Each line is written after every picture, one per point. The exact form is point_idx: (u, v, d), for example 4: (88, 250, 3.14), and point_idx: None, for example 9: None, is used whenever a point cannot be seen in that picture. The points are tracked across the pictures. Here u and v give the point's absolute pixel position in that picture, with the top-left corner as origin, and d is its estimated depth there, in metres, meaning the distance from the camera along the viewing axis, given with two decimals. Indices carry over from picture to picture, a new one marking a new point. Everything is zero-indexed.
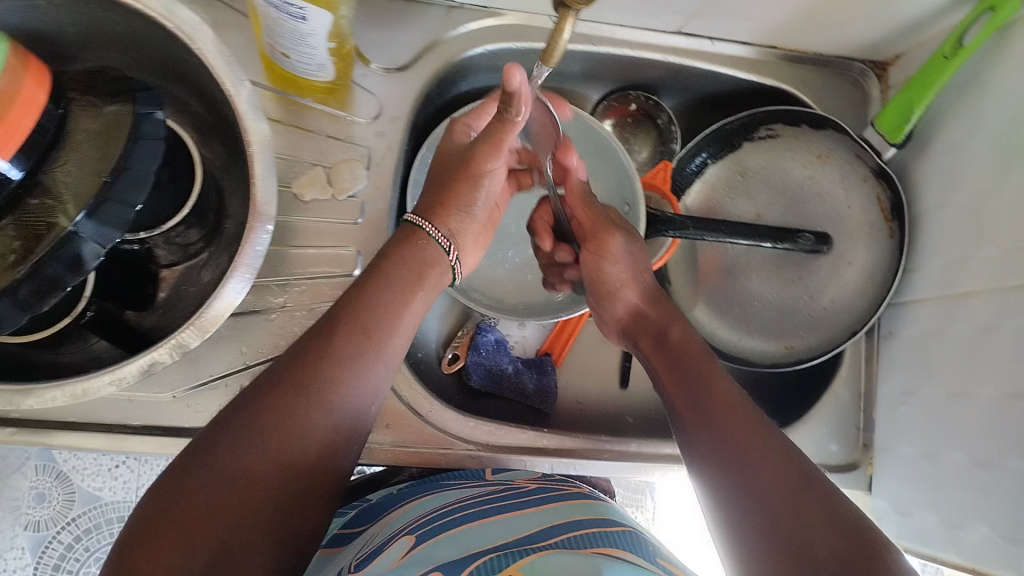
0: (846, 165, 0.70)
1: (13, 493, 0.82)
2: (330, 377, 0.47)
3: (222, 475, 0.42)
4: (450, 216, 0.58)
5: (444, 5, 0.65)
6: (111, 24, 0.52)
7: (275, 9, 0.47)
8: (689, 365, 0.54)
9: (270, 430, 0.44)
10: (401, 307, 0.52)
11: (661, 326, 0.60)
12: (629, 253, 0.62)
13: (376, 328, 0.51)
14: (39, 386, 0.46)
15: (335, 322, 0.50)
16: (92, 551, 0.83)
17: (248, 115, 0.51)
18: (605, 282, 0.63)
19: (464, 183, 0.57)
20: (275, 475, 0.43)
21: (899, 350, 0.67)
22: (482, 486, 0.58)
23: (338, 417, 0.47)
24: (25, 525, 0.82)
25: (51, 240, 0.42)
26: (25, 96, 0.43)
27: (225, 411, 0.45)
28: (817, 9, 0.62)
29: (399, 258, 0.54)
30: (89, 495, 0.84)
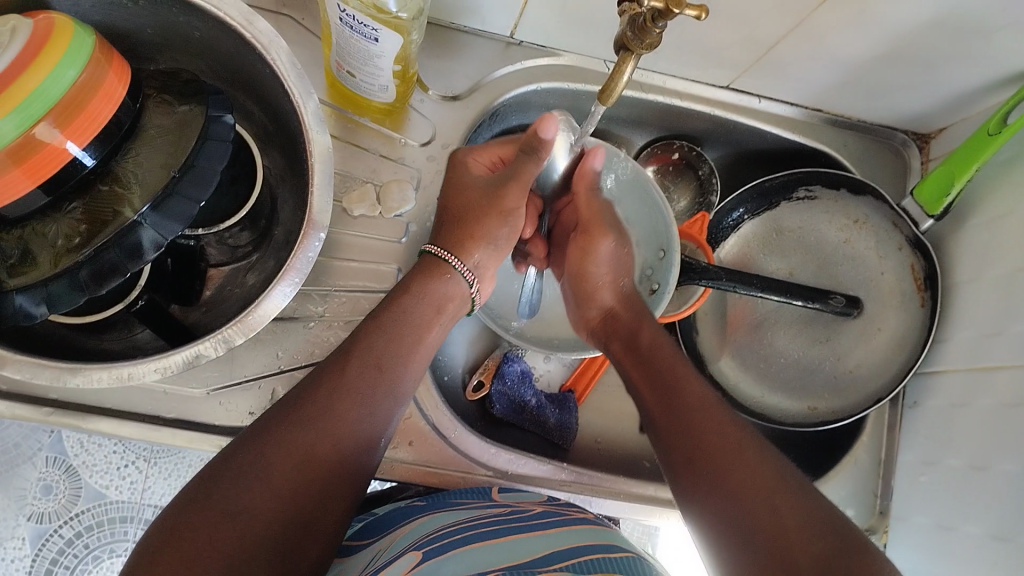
0: (882, 233, 0.71)
1: (20, 483, 0.81)
2: (341, 405, 0.48)
3: (225, 509, 0.42)
4: (472, 247, 0.60)
5: (503, 40, 0.67)
6: (190, 29, 0.54)
7: (349, 28, 0.49)
8: (662, 372, 0.56)
9: (274, 463, 0.45)
10: (416, 340, 0.54)
11: (635, 325, 0.63)
12: (616, 254, 0.68)
13: (388, 360, 0.52)
14: (88, 366, 0.48)
15: (347, 355, 0.51)
16: (91, 549, 0.82)
17: (313, 127, 0.53)
18: (593, 281, 0.67)
19: (496, 218, 0.61)
20: (278, 505, 0.44)
21: (922, 419, 0.67)
22: (488, 507, 0.57)
23: (346, 449, 0.48)
24: (28, 516, 0.81)
25: (115, 227, 0.44)
26: (106, 89, 0.45)
27: (229, 448, 0.46)
28: (867, 77, 0.63)
29: (419, 292, 0.56)
30: (95, 492, 0.82)
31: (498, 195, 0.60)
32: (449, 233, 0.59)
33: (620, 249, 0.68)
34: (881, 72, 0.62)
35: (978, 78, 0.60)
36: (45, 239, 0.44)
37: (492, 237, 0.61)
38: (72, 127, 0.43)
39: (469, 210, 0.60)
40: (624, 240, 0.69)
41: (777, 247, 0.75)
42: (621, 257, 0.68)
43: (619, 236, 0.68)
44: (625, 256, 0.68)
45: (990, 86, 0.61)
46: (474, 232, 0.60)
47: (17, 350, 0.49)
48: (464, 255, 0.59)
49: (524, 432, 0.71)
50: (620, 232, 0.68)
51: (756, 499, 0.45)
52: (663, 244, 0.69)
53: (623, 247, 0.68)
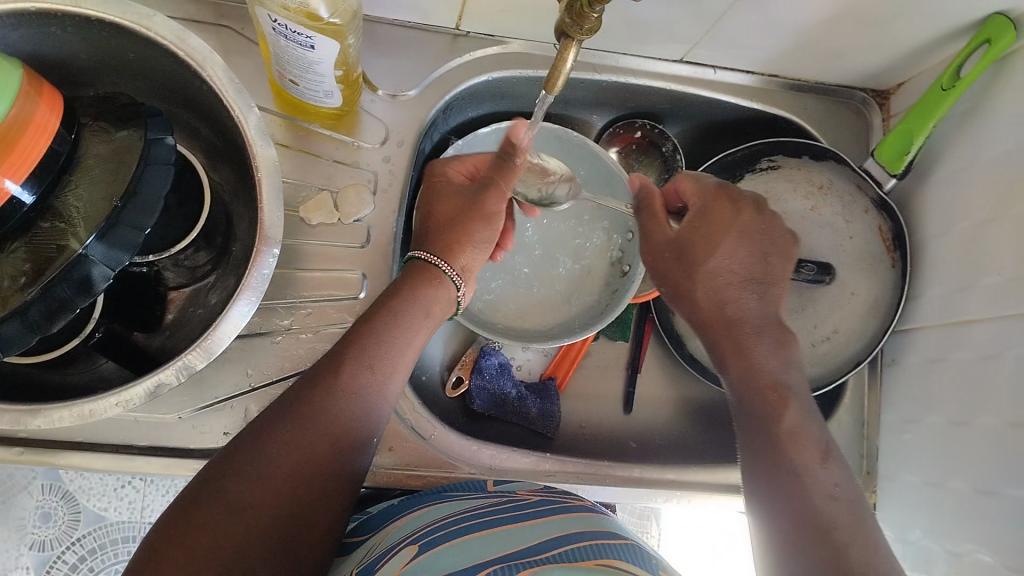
0: (847, 197, 0.70)
1: (19, 513, 0.80)
2: (334, 410, 0.47)
3: (228, 507, 0.41)
4: (461, 253, 0.58)
5: (450, 33, 0.66)
6: (125, 51, 0.53)
7: (283, 38, 0.48)
8: (755, 402, 0.51)
9: (274, 463, 0.44)
10: (410, 340, 0.53)
11: (732, 345, 0.54)
12: (685, 263, 0.56)
13: (382, 360, 0.50)
14: (48, 406, 0.47)
15: (340, 358, 0.49)
16: (96, 572, 0.81)
17: (256, 140, 0.52)
18: (681, 290, 0.57)
19: (477, 219, 0.59)
20: (279, 506, 0.43)
21: (901, 378, 0.67)
22: (483, 498, 0.57)
23: (342, 452, 0.47)
24: (30, 544, 0.80)
25: (62, 261, 0.43)
26: (38, 121, 0.44)
27: (228, 449, 0.45)
28: (820, 39, 0.63)
29: (412, 292, 0.54)
30: (94, 515, 0.82)
31: (480, 200, 0.59)
32: (435, 239, 0.57)
33: (696, 264, 0.56)
34: (833, 34, 0.61)
35: (930, 31, 0.60)
36: None
37: (478, 240, 0.59)
38: (6, 164, 0.42)
39: (455, 216, 0.58)
40: (699, 244, 0.56)
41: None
42: (687, 271, 0.56)
43: (694, 243, 0.56)
44: (729, 257, 0.55)
45: (942, 38, 0.60)
46: (461, 236, 0.58)
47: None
48: (452, 258, 0.57)
49: (507, 424, 0.71)
50: (710, 229, 0.56)
51: (817, 499, 0.45)
52: (629, 227, 0.72)
53: (718, 246, 0.55)
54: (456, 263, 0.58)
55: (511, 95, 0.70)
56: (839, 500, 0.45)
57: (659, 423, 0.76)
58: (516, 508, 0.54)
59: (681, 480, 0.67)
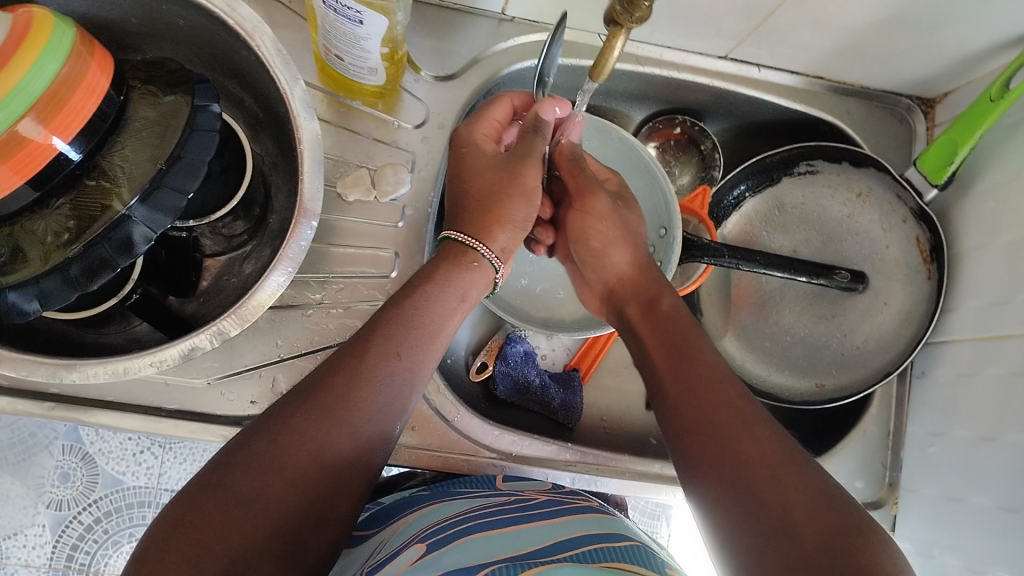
0: (887, 205, 0.70)
1: (39, 471, 0.82)
2: (357, 398, 0.47)
3: (239, 495, 0.42)
4: (497, 232, 0.57)
5: (495, 17, 0.66)
6: (176, 17, 0.54)
7: (334, 11, 0.48)
8: (702, 390, 0.50)
9: (289, 452, 0.44)
10: (437, 327, 0.52)
11: (652, 293, 0.59)
12: (627, 219, 0.63)
13: (408, 348, 0.50)
14: (83, 362, 0.47)
15: (368, 342, 0.49)
16: (111, 534, 0.83)
17: (300, 113, 0.52)
18: (619, 243, 0.62)
19: (519, 198, 0.58)
20: (291, 496, 0.44)
21: (930, 391, 0.66)
22: (493, 496, 0.57)
23: (361, 440, 0.47)
24: (47, 503, 0.81)
25: (104, 221, 0.44)
26: (88, 82, 0.44)
27: (247, 432, 0.45)
28: (868, 42, 0.62)
29: (443, 280, 0.53)
30: (112, 478, 0.83)
31: (516, 172, 0.58)
32: (471, 220, 0.57)
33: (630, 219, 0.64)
34: (882, 37, 0.61)
35: (982, 40, 0.59)
36: (35, 236, 0.44)
37: (515, 219, 0.58)
38: (55, 123, 0.43)
39: (491, 193, 0.57)
40: (629, 207, 0.64)
41: (779, 224, 0.74)
42: (629, 224, 0.63)
43: (628, 206, 0.64)
44: (640, 223, 0.64)
45: (994, 48, 0.60)
46: (499, 216, 0.57)
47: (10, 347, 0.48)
48: (488, 240, 0.57)
49: (528, 412, 0.71)
50: (629, 197, 0.65)
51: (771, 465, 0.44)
52: (664, 223, 0.68)
53: (636, 210, 0.64)
54: (496, 244, 0.58)
55: (552, 84, 0.70)
56: (778, 440, 0.45)
57: None
58: (526, 507, 0.54)
59: None
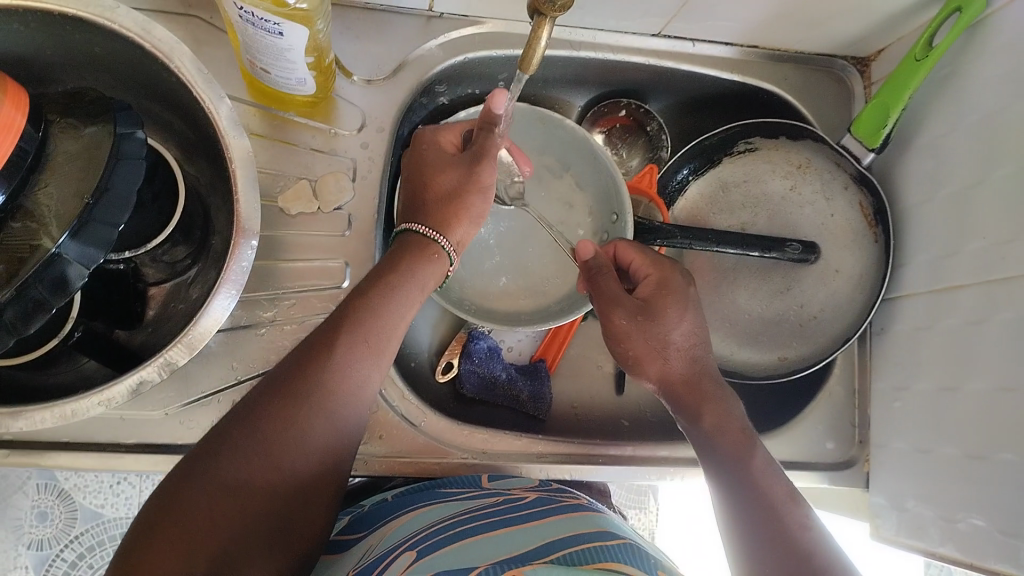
0: (826, 175, 0.70)
1: (16, 513, 0.84)
2: (331, 388, 0.47)
3: (224, 486, 0.42)
4: (456, 227, 0.56)
5: (424, 15, 0.65)
6: (91, 45, 0.52)
7: (251, 25, 0.47)
8: (727, 452, 0.53)
9: (268, 444, 0.44)
10: (405, 313, 0.52)
11: (696, 404, 0.56)
12: (652, 330, 0.57)
13: (379, 334, 0.50)
14: (29, 408, 0.46)
15: (338, 330, 0.49)
16: (95, 567, 0.86)
17: (229, 131, 0.51)
18: (647, 356, 0.58)
19: (477, 195, 0.57)
20: (275, 484, 0.44)
21: (891, 346, 0.66)
22: (485, 496, 0.57)
23: (338, 427, 0.48)
24: (28, 544, 0.84)
25: (36, 261, 0.43)
26: (3, 120, 0.42)
27: (224, 424, 0.45)
28: (798, 7, 0.62)
29: (409, 273, 0.53)
30: (91, 512, 0.86)
31: (474, 175, 0.57)
32: (430, 213, 0.56)
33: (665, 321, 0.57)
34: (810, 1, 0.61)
35: None
36: None
37: (474, 214, 0.57)
38: None
39: (450, 188, 0.56)
40: (661, 311, 0.57)
41: (725, 205, 0.74)
42: (654, 335, 0.57)
43: (658, 309, 0.57)
44: (686, 323, 0.58)
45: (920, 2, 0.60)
46: (459, 211, 0.56)
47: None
48: (448, 233, 0.56)
49: (499, 408, 0.70)
50: (667, 296, 0.58)
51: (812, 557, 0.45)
52: (614, 208, 0.69)
53: (672, 309, 0.57)
54: (453, 237, 0.57)
55: (488, 76, 0.69)
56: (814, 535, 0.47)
57: (650, 401, 0.75)
58: (518, 506, 0.54)
59: (674, 456, 0.67)
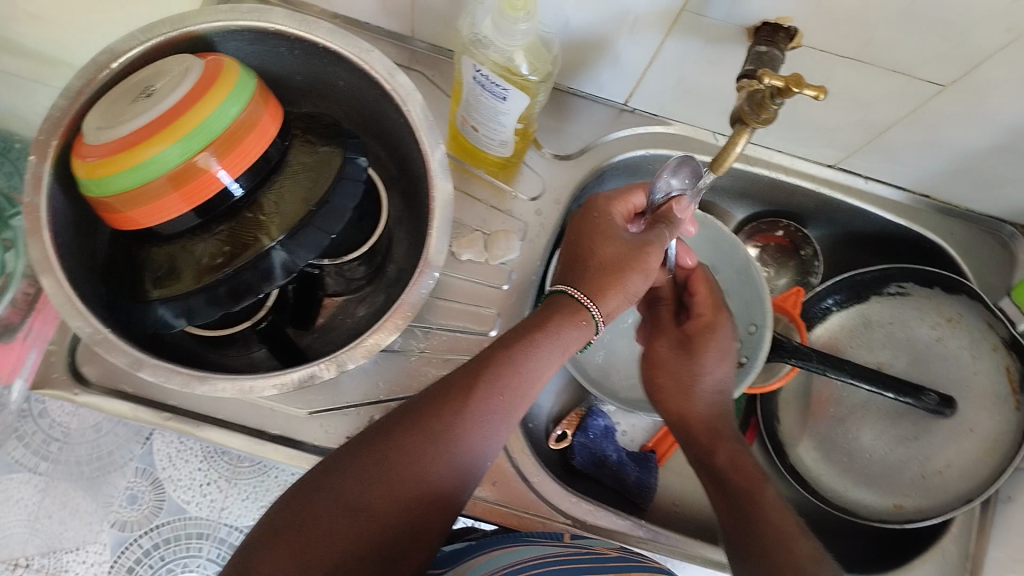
0: (977, 333, 0.70)
1: (109, 491, 0.80)
2: (456, 429, 0.49)
3: (346, 507, 0.46)
4: (611, 297, 0.55)
5: (617, 107, 0.70)
6: (336, 79, 0.59)
7: (481, 87, 0.54)
8: (736, 484, 0.55)
9: (390, 472, 0.47)
10: (546, 370, 0.53)
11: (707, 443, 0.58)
12: (686, 366, 0.61)
13: (516, 389, 0.51)
14: (214, 376, 0.51)
15: (477, 375, 0.51)
16: (166, 562, 0.80)
17: (438, 174, 0.56)
18: (674, 389, 0.61)
19: (639, 272, 0.56)
20: (396, 510, 0.47)
21: (1015, 517, 0.64)
22: (561, 547, 0.57)
23: (462, 466, 0.49)
24: (111, 523, 0.79)
25: (253, 251, 0.48)
26: (262, 126, 0.50)
27: (353, 443, 0.49)
28: (975, 165, 0.64)
29: (556, 332, 0.53)
30: (176, 506, 0.80)
31: (644, 249, 0.56)
32: (586, 275, 0.56)
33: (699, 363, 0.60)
34: (988, 161, 0.63)
35: None
36: (192, 256, 0.49)
37: (631, 290, 0.56)
38: (228, 159, 0.48)
39: (616, 259, 0.56)
40: (701, 352, 0.61)
41: (864, 341, 0.75)
42: (683, 372, 0.60)
43: (698, 348, 0.61)
44: (721, 371, 0.61)
45: None
46: (617, 279, 0.55)
47: (135, 344, 0.52)
48: (602, 302, 0.55)
49: (601, 485, 0.70)
50: (711, 337, 0.61)
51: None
52: (754, 320, 0.71)
53: (711, 353, 0.60)
54: (606, 308, 0.55)
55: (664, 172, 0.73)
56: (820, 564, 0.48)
57: None
58: (594, 561, 0.55)
59: None
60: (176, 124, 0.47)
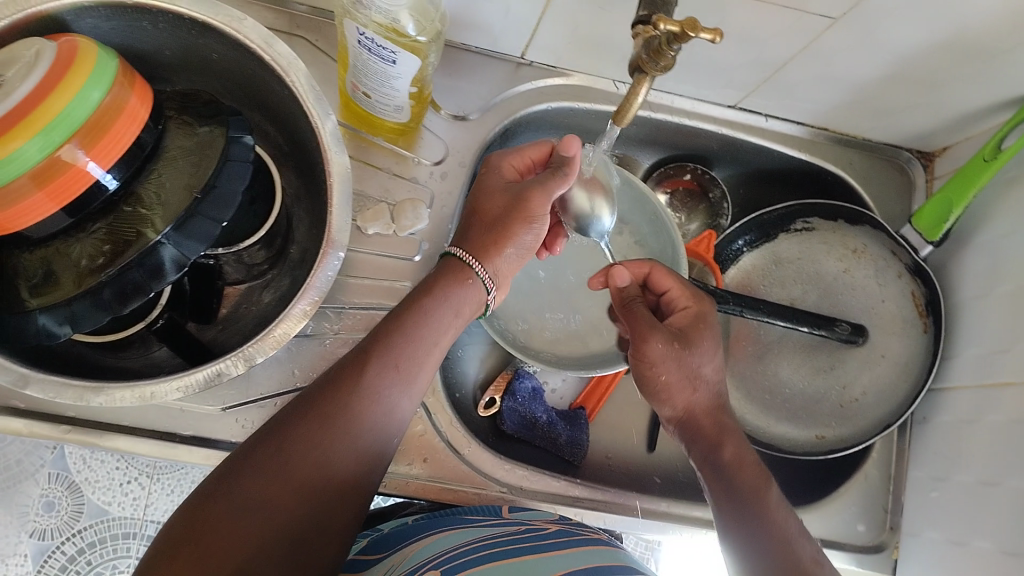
0: (881, 262, 0.72)
1: (23, 500, 0.77)
2: (357, 409, 0.47)
3: (250, 507, 0.43)
4: (497, 255, 0.55)
5: (514, 61, 0.68)
6: (210, 51, 0.55)
7: (367, 50, 0.50)
8: (742, 486, 0.54)
9: (293, 464, 0.45)
10: (439, 339, 0.52)
11: (712, 442, 0.57)
12: (685, 360, 0.57)
13: (410, 360, 0.50)
14: (110, 385, 0.48)
15: (369, 353, 0.49)
16: (93, 566, 0.77)
17: (332, 147, 0.53)
18: (680, 385, 0.57)
19: (522, 222, 0.55)
20: (298, 504, 0.45)
21: (933, 436, 0.67)
22: (503, 526, 0.56)
23: (362, 451, 0.48)
24: (30, 533, 0.77)
25: (137, 247, 0.45)
26: (130, 110, 0.46)
27: (250, 441, 0.46)
28: (873, 96, 0.65)
29: (444, 296, 0.53)
30: (97, 508, 0.78)
31: (524, 201, 0.55)
32: (475, 239, 0.55)
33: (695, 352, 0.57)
34: (884, 92, 0.64)
35: (980, 99, 0.62)
36: (70, 259, 0.45)
37: (517, 244, 0.56)
38: (96, 149, 0.44)
39: (501, 214, 0.55)
40: (696, 342, 0.57)
41: (776, 278, 0.75)
42: (686, 365, 0.57)
43: (692, 339, 0.57)
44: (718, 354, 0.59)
45: (989, 109, 0.63)
46: (500, 237, 0.55)
47: (19, 360, 0.48)
48: (487, 262, 0.55)
49: (535, 448, 0.70)
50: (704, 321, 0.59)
51: None
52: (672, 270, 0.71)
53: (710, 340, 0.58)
54: (491, 266, 0.55)
55: (566, 125, 0.72)
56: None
57: (683, 460, 0.75)
58: (538, 538, 0.54)
59: (708, 518, 0.67)
60: (30, 116, 0.42)
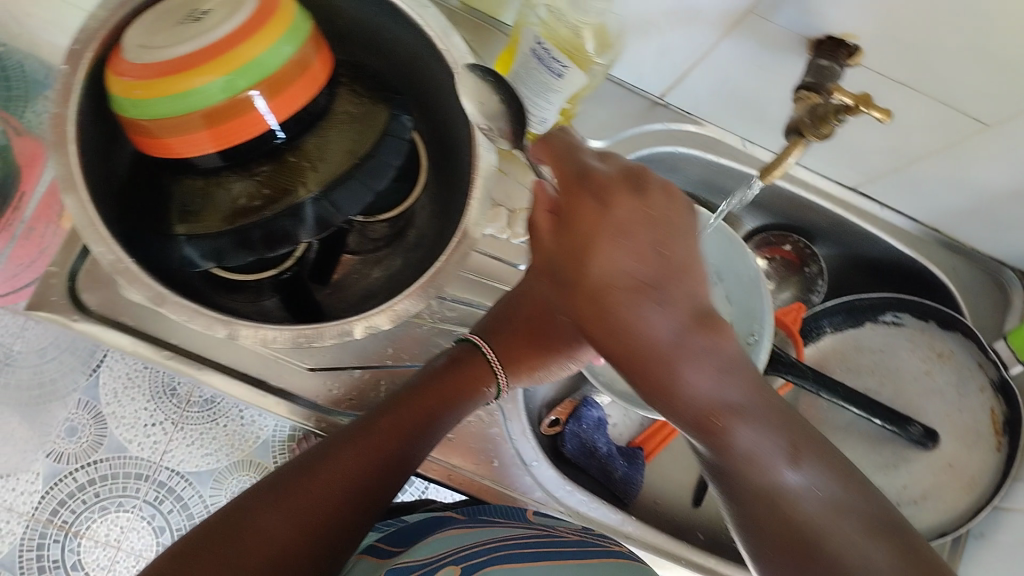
0: (965, 371, 0.72)
1: (50, 420, 0.78)
2: (363, 455, 0.51)
3: (254, 531, 0.46)
4: (522, 372, 0.59)
5: (650, 100, 0.70)
6: (382, 30, 0.57)
7: (538, 61, 0.53)
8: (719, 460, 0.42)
9: (300, 498, 0.48)
10: (456, 407, 0.56)
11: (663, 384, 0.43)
12: (588, 287, 0.44)
13: (422, 420, 0.54)
14: (239, 322, 0.50)
15: (383, 412, 0.54)
16: (99, 499, 0.74)
17: (483, 144, 0.54)
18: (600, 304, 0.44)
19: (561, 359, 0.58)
20: (302, 535, 0.47)
21: (988, 553, 0.67)
22: (524, 529, 0.57)
23: (366, 493, 0.50)
24: (47, 452, 0.76)
25: (292, 200, 0.46)
26: (312, 70, 0.48)
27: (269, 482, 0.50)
28: (996, 209, 0.65)
29: (471, 374, 0.57)
30: (118, 443, 0.75)
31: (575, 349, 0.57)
32: (506, 347, 0.57)
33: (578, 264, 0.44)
34: (1008, 207, 0.64)
35: None
36: (228, 194, 0.47)
37: (544, 372, 0.59)
38: (277, 101, 0.46)
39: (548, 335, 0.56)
40: (583, 250, 0.44)
41: (851, 364, 0.76)
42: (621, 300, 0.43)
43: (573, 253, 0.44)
44: (620, 259, 0.43)
45: None
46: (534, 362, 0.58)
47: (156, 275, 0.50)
48: (511, 374, 0.58)
49: (589, 478, 0.71)
50: (584, 225, 0.43)
51: None
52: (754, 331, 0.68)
53: (604, 247, 0.43)
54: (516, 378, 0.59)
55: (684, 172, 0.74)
56: None
57: None
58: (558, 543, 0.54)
59: None
60: (227, 57, 0.44)
